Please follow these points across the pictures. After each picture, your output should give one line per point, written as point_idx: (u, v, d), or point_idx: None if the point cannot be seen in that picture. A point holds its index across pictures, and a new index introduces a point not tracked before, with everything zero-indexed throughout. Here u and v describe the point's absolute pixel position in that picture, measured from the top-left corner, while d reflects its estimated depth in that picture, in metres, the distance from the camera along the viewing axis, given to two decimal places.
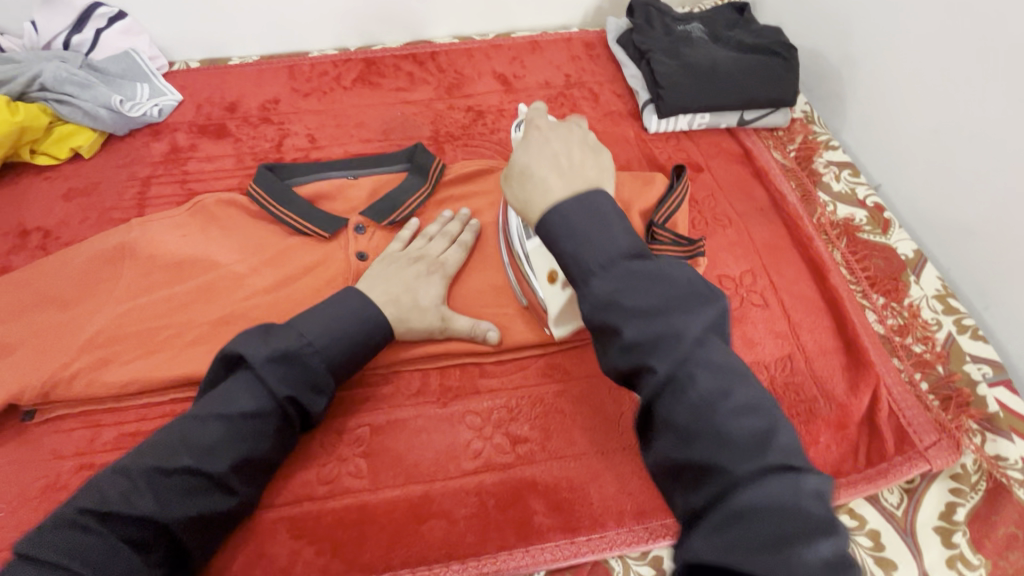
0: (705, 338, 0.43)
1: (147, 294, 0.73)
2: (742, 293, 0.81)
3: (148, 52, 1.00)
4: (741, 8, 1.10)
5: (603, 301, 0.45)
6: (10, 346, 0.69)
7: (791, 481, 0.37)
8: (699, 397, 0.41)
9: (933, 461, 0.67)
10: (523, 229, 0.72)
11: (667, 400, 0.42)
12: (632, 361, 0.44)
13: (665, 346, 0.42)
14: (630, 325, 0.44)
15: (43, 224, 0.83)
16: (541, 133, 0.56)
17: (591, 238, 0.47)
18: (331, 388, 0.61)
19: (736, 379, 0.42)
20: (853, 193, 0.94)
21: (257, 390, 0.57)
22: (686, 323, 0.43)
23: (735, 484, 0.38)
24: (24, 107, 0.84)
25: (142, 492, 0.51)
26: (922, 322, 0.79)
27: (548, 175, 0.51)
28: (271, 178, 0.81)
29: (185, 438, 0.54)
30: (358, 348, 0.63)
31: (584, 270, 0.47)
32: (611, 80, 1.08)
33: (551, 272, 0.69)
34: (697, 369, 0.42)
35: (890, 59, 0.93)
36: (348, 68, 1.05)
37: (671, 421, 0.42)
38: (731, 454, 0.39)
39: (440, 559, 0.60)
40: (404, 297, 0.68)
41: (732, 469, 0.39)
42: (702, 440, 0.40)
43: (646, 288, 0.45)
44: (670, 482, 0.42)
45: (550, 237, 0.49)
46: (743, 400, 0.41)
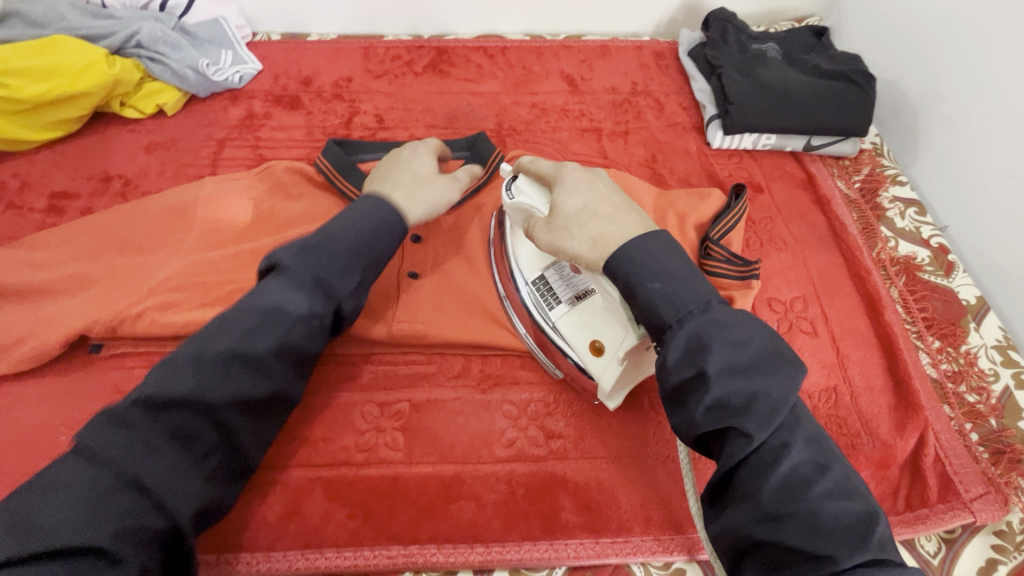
0: (797, 412, 0.46)
1: (215, 249, 0.77)
2: (791, 318, 0.80)
3: (235, 22, 1.05)
4: (820, 32, 1.08)
5: (694, 350, 0.48)
6: (86, 281, 0.73)
7: (884, 574, 0.40)
8: (790, 472, 0.44)
9: (978, 514, 0.65)
10: (540, 297, 0.68)
11: (755, 469, 0.44)
12: (720, 423, 0.45)
13: (760, 414, 0.45)
14: (721, 383, 0.46)
15: (124, 172, 0.88)
16: (578, 172, 0.61)
17: (685, 288, 0.51)
18: (361, 281, 0.62)
19: (828, 457, 0.45)
20: (917, 232, 0.91)
21: (287, 280, 0.57)
22: (782, 390, 0.46)
23: (833, 570, 0.40)
24: (121, 61, 0.90)
25: (194, 378, 0.51)
26: (978, 371, 0.77)
27: (611, 216, 0.57)
28: (338, 152, 0.83)
29: (232, 329, 0.54)
30: (380, 237, 0.63)
31: (679, 311, 0.50)
32: (678, 92, 1.07)
33: (594, 344, 0.63)
34: (793, 442, 0.45)
35: (973, 99, 0.90)
36: (420, 55, 1.08)
37: (757, 493, 0.44)
38: (832, 542, 0.41)
39: (465, 539, 0.61)
40: (407, 177, 0.69)
41: (823, 551, 0.41)
42: (791, 521, 0.42)
43: (738, 346, 0.47)
44: (742, 550, 0.45)
45: (636, 285, 0.52)
46: (836, 482, 0.44)
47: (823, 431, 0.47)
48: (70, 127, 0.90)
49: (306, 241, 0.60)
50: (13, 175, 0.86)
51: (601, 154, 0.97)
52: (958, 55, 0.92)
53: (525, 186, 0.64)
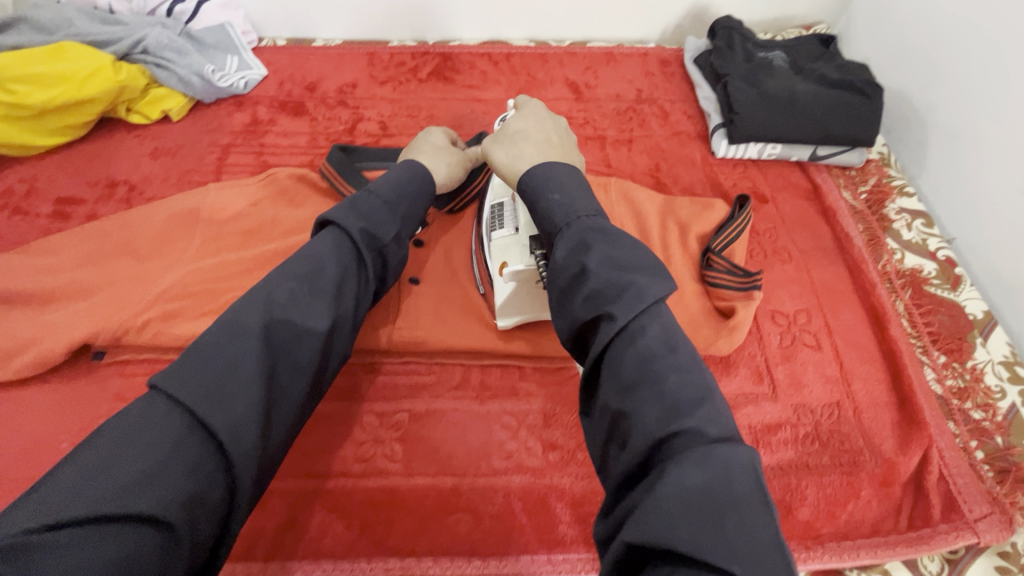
0: (661, 306, 0.43)
1: (218, 257, 0.77)
2: (794, 331, 0.79)
3: (241, 27, 1.05)
4: (828, 40, 1.07)
5: (576, 247, 0.46)
6: (91, 289, 0.73)
7: (724, 448, 0.35)
8: (647, 350, 0.40)
9: (982, 535, 0.64)
10: (491, 218, 0.71)
11: (620, 349, 0.40)
12: (592, 311, 0.42)
13: (629, 299, 0.41)
14: (597, 271, 0.43)
15: (129, 178, 0.89)
16: (537, 108, 0.63)
17: (575, 195, 0.50)
18: (399, 230, 0.62)
19: (683, 344, 0.41)
20: (924, 244, 0.90)
21: (339, 232, 0.56)
22: (648, 284, 0.43)
23: (667, 443, 0.36)
24: (127, 68, 0.90)
25: (278, 350, 0.46)
26: (984, 388, 0.76)
27: (538, 141, 0.58)
28: (342, 158, 0.84)
29: (313, 299, 0.50)
30: (414, 200, 0.64)
31: (569, 215, 0.49)
32: (683, 99, 1.07)
33: (500, 264, 0.67)
34: (653, 326, 0.41)
35: (983, 111, 0.89)
36: (424, 61, 1.08)
37: (618, 370, 0.40)
38: (673, 414, 0.37)
39: (463, 552, 0.61)
40: (429, 145, 0.75)
41: (659, 421, 0.37)
42: (642, 393, 0.38)
43: (614, 244, 0.46)
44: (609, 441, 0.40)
45: (536, 193, 0.52)
46: (686, 362, 0.40)
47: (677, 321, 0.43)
48: (76, 133, 0.91)
49: (381, 218, 0.59)
50: (19, 181, 0.87)
51: (605, 162, 0.96)
52: (963, 68, 0.92)
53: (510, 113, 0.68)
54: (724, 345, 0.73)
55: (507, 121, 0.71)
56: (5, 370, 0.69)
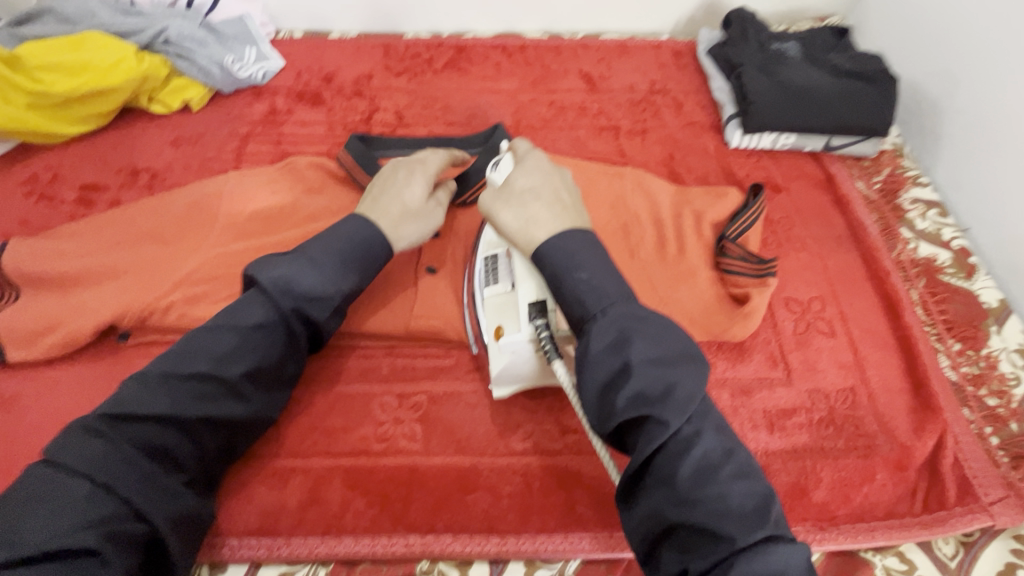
0: (704, 403, 0.49)
1: (239, 242, 0.78)
2: (809, 318, 0.79)
3: (260, 20, 1.07)
4: (842, 32, 1.07)
5: (618, 342, 0.49)
6: (117, 271, 0.75)
7: (783, 550, 0.42)
8: (702, 458, 0.45)
9: (997, 518, 0.65)
10: (484, 275, 0.68)
11: (671, 457, 0.46)
12: (639, 412, 0.46)
13: (676, 402, 0.46)
14: (644, 373, 0.47)
15: (151, 166, 0.90)
16: (540, 163, 0.62)
17: (606, 279, 0.53)
18: (342, 300, 0.62)
19: (731, 442, 0.48)
20: (938, 233, 0.91)
21: (265, 303, 0.58)
22: (693, 380, 0.48)
23: (735, 551, 0.42)
24: (149, 58, 0.92)
25: (157, 394, 0.52)
26: (999, 375, 0.76)
27: (548, 207, 0.58)
28: (360, 147, 0.85)
29: (198, 346, 0.55)
30: (364, 256, 0.63)
31: (602, 301, 0.52)
32: (696, 90, 1.07)
33: (496, 329, 0.64)
34: (702, 429, 0.47)
35: (998, 100, 0.88)
36: (439, 53, 1.09)
37: (672, 479, 0.45)
38: (733, 523, 0.43)
39: (481, 530, 0.62)
40: (397, 206, 0.66)
41: (727, 532, 0.43)
42: (703, 505, 0.44)
43: (656, 339, 0.49)
44: (663, 538, 0.45)
45: (561, 272, 0.54)
46: (738, 464, 0.46)
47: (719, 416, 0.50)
48: (99, 122, 0.93)
49: (275, 261, 0.60)
50: (45, 168, 0.89)
51: (619, 152, 0.97)
52: (977, 57, 0.92)
53: (505, 161, 0.66)
54: (738, 331, 0.74)
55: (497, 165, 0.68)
56: (36, 348, 0.71)
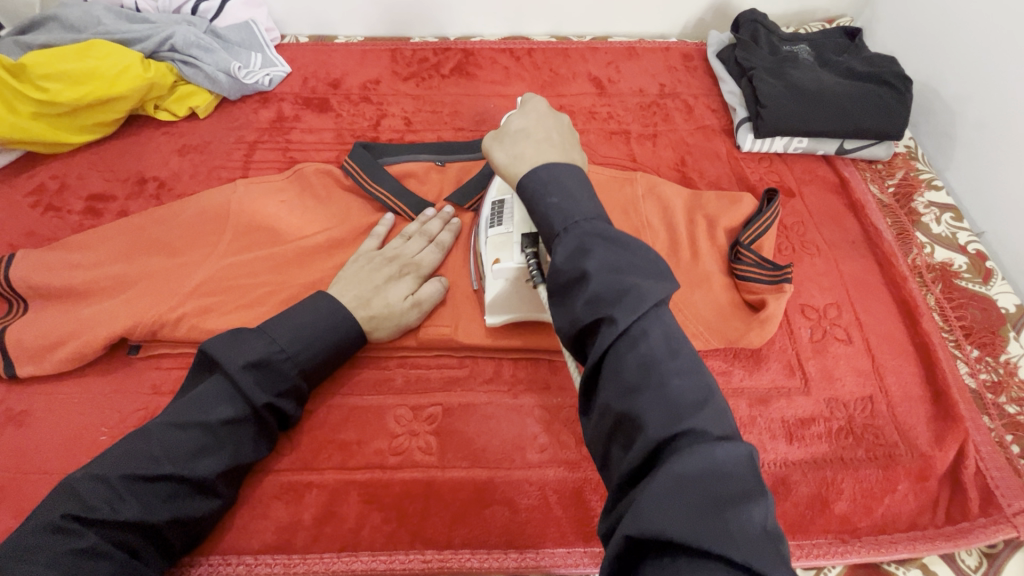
0: (663, 307, 0.45)
1: (249, 252, 0.77)
2: (825, 325, 0.79)
3: (265, 24, 1.06)
4: (853, 33, 1.06)
5: (576, 250, 0.46)
6: (127, 284, 0.74)
7: (723, 446, 0.37)
8: (650, 356, 0.42)
9: (1021, 529, 0.64)
10: (490, 215, 0.70)
11: (618, 355, 0.42)
12: (592, 314, 0.44)
13: (630, 302, 0.43)
14: (598, 275, 0.44)
15: (159, 175, 0.89)
16: (539, 108, 0.61)
17: (576, 197, 0.50)
18: (306, 392, 0.64)
19: (686, 347, 0.43)
20: (954, 238, 0.90)
21: (235, 396, 0.58)
22: (652, 287, 0.44)
23: (667, 440, 0.39)
24: (155, 65, 0.91)
25: (126, 499, 0.52)
26: (1018, 381, 0.75)
27: (543, 142, 0.56)
28: (367, 156, 0.83)
29: (163, 446, 0.54)
30: (335, 353, 0.65)
31: (567, 220, 0.49)
32: (706, 93, 1.06)
33: (493, 258, 0.66)
34: (653, 330, 0.43)
35: (1013, 101, 0.87)
36: (447, 57, 1.08)
37: (619, 374, 0.42)
38: (672, 414, 0.39)
39: (499, 545, 0.62)
40: (374, 300, 0.68)
41: (669, 427, 0.39)
42: (646, 396, 0.40)
43: (615, 247, 0.46)
44: (610, 436, 0.43)
45: (536, 196, 0.52)
46: (688, 365, 0.42)
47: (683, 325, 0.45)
48: (105, 130, 0.92)
49: (239, 349, 0.59)
50: (51, 177, 0.88)
51: (629, 157, 0.96)
52: (989, 61, 0.91)
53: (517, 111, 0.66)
54: (755, 338, 0.73)
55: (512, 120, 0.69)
56: (45, 363, 0.70)
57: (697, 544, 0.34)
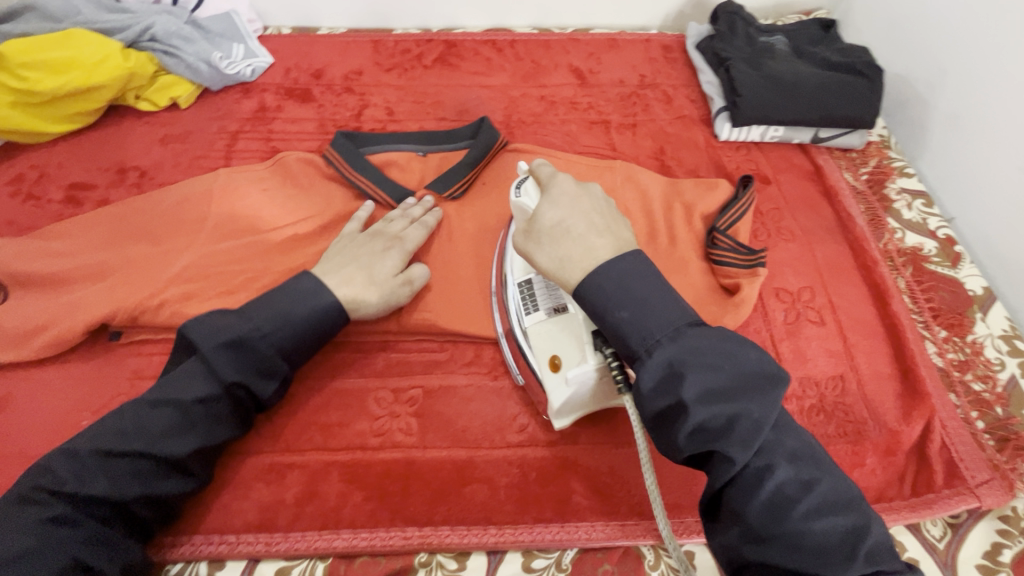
0: (778, 428, 0.45)
1: (229, 239, 0.78)
2: (799, 308, 0.80)
3: (247, 16, 1.06)
4: (828, 25, 1.08)
5: (669, 375, 0.46)
6: (105, 270, 0.74)
7: None
8: (776, 493, 0.43)
9: (983, 500, 0.66)
10: (521, 302, 0.66)
11: (741, 492, 0.44)
12: (701, 445, 0.45)
13: (740, 437, 0.44)
14: (700, 408, 0.45)
15: (140, 164, 0.89)
16: (568, 187, 0.58)
17: (653, 306, 0.49)
18: (285, 374, 0.63)
19: (814, 468, 0.44)
20: (924, 223, 0.92)
21: (207, 376, 0.58)
22: (760, 409, 0.44)
23: None
24: (135, 55, 0.91)
25: (95, 475, 0.52)
26: (984, 360, 0.78)
27: (589, 234, 0.54)
28: (347, 145, 0.84)
29: (135, 424, 0.55)
30: (314, 332, 0.63)
31: (649, 340, 0.48)
32: (686, 84, 1.08)
33: (552, 359, 0.62)
34: (775, 460, 0.44)
35: (980, 91, 0.90)
36: (429, 48, 1.09)
37: (744, 514, 0.43)
38: (818, 557, 0.41)
39: (479, 521, 0.63)
40: (360, 278, 0.67)
41: (815, 573, 0.41)
42: (779, 540, 0.42)
43: (713, 369, 0.46)
44: (741, 568, 0.45)
45: (602, 307, 0.51)
46: (825, 495, 0.43)
47: (804, 437, 0.47)
48: (85, 120, 0.92)
49: (213, 329, 0.59)
50: (30, 167, 0.88)
51: (610, 146, 0.97)
52: (958, 51, 0.94)
53: (530, 182, 0.61)
54: (730, 320, 0.74)
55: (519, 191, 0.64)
56: (24, 349, 0.70)
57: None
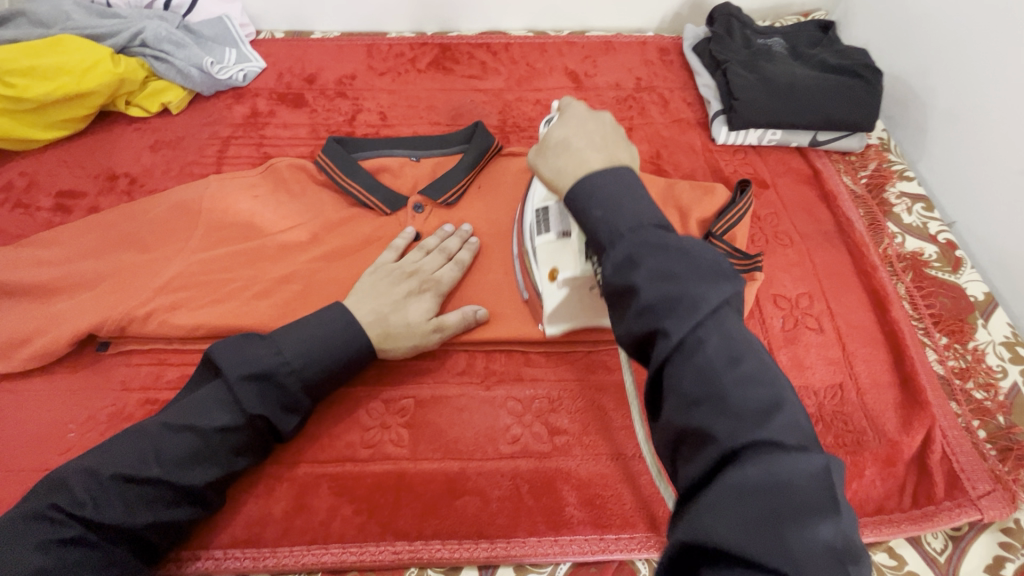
0: (723, 311, 0.40)
1: (221, 248, 0.76)
2: (797, 315, 0.79)
3: (239, 20, 1.05)
4: (827, 26, 1.07)
5: (625, 263, 0.42)
6: (96, 279, 0.73)
7: (797, 460, 0.34)
8: (707, 366, 0.38)
9: (985, 512, 0.65)
10: (535, 224, 0.66)
11: (674, 366, 0.39)
12: (646, 324, 0.40)
13: (681, 309, 0.39)
14: (647, 286, 0.41)
15: (131, 171, 0.88)
16: (579, 114, 0.56)
17: (622, 205, 0.46)
18: (310, 408, 0.62)
19: (750, 351, 0.39)
20: (925, 227, 0.91)
21: (231, 405, 0.57)
22: (704, 288, 0.40)
23: (732, 456, 0.35)
24: (126, 61, 0.90)
25: (113, 501, 0.51)
26: (986, 368, 0.76)
27: (587, 149, 0.51)
28: (339, 151, 0.83)
29: (156, 448, 0.54)
30: (342, 370, 0.62)
31: (613, 231, 0.45)
32: (682, 87, 1.07)
33: (551, 269, 0.63)
34: (710, 336, 0.39)
35: (982, 93, 0.89)
36: (423, 52, 1.08)
37: (676, 386, 0.39)
38: (734, 426, 0.36)
39: (470, 535, 0.62)
40: (392, 317, 0.66)
41: (732, 440, 0.36)
42: (705, 409, 0.37)
43: (662, 251, 0.42)
44: (674, 452, 0.40)
45: (581, 206, 0.48)
46: (752, 371, 0.38)
47: (750, 327, 0.41)
48: (75, 126, 0.91)
49: (243, 358, 0.58)
50: (20, 174, 0.87)
51: None
52: (960, 52, 0.92)
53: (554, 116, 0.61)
54: None
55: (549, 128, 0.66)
56: (11, 360, 0.69)
57: (755, 560, 0.32)
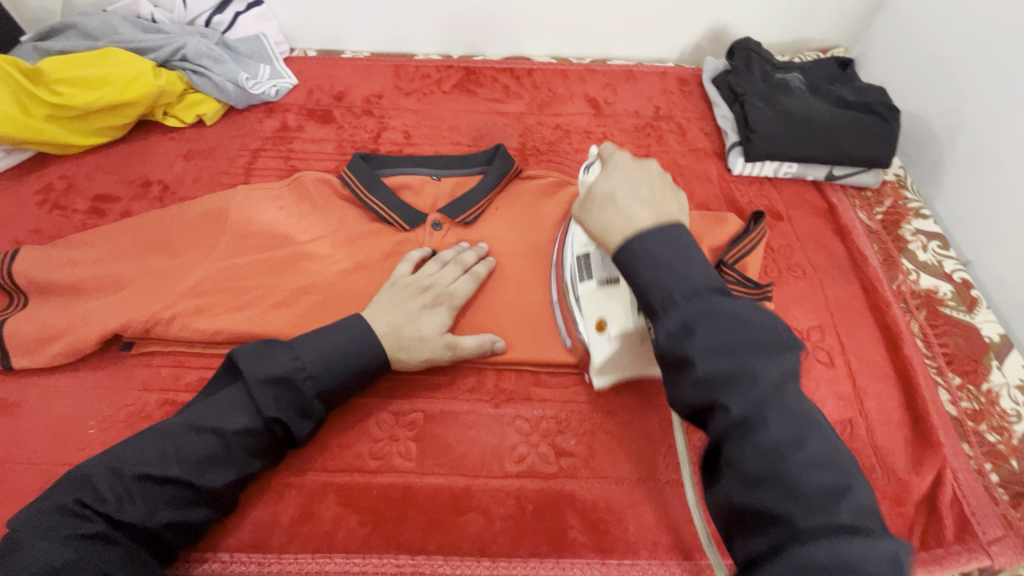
0: (782, 389, 0.45)
1: (244, 256, 0.79)
2: (808, 348, 0.79)
3: (275, 38, 1.10)
4: (845, 63, 1.09)
5: (680, 330, 0.47)
6: (124, 281, 0.76)
7: (863, 543, 0.39)
8: (771, 444, 0.43)
9: (995, 558, 0.64)
10: (577, 269, 0.69)
11: (738, 441, 0.44)
12: (705, 397, 0.46)
13: (741, 388, 0.45)
14: (704, 360, 0.46)
15: (163, 178, 0.92)
16: (624, 164, 0.58)
17: (677, 269, 0.49)
18: (324, 414, 0.63)
19: (809, 429, 0.45)
20: (940, 265, 0.91)
21: (249, 408, 0.59)
22: (764, 367, 0.45)
23: (798, 537, 0.40)
24: (166, 74, 0.94)
25: (135, 501, 0.53)
26: (999, 411, 0.76)
27: (631, 204, 0.54)
28: (363, 165, 0.85)
29: (177, 448, 0.56)
30: (354, 377, 0.64)
31: (666, 297, 0.48)
32: (700, 117, 1.09)
33: (598, 320, 0.65)
34: (771, 415, 0.44)
35: (1003, 134, 0.89)
36: (449, 74, 1.11)
37: (738, 463, 0.44)
38: (802, 506, 0.41)
39: (472, 552, 0.62)
40: (406, 328, 0.68)
41: (797, 519, 0.41)
42: (770, 487, 0.42)
43: (724, 327, 0.47)
44: (731, 522, 0.45)
45: (631, 267, 0.51)
46: (816, 453, 0.43)
47: (809, 405, 0.47)
48: (114, 134, 0.95)
49: (263, 363, 0.60)
50: (59, 177, 0.91)
51: None
52: (980, 92, 0.93)
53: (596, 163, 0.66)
54: None
55: (590, 170, 0.67)
56: (39, 356, 0.72)
57: None
